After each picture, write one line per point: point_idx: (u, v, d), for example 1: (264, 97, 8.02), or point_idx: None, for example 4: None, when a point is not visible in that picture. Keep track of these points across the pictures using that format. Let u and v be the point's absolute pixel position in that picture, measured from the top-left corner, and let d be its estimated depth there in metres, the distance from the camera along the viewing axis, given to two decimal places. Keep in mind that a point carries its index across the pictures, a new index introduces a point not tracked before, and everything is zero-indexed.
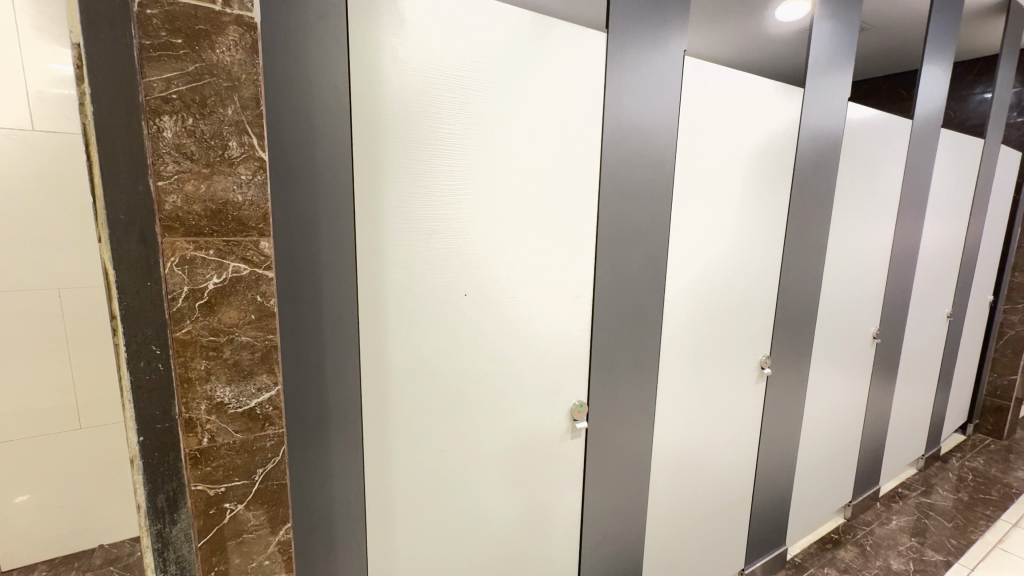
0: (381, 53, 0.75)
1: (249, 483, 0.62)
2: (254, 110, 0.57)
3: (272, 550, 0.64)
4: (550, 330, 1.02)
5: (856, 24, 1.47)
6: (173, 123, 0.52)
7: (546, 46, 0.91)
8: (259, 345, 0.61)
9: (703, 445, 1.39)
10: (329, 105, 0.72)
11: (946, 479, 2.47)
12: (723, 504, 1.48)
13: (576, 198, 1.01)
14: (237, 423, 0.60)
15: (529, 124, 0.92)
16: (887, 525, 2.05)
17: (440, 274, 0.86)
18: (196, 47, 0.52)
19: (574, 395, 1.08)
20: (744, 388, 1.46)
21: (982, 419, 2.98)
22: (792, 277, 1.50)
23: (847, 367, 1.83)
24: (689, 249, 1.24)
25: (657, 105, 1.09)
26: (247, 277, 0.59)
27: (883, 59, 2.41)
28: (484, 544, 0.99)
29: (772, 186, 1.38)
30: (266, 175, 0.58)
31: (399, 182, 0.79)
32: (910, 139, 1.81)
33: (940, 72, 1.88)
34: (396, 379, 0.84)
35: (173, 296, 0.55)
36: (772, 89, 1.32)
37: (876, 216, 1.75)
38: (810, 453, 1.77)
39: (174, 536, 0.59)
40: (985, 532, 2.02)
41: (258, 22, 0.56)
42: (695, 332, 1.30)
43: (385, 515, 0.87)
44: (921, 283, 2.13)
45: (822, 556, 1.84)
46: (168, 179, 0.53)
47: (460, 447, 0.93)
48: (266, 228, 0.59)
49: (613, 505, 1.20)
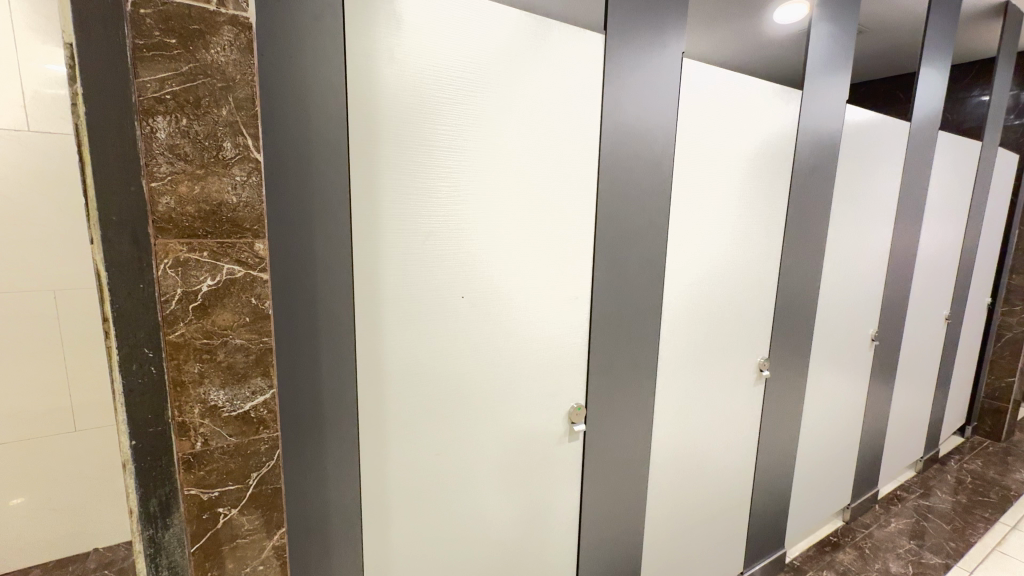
0: (379, 53, 0.74)
1: (243, 487, 0.61)
2: (249, 110, 0.56)
3: (267, 555, 0.64)
4: (549, 331, 1.02)
5: (854, 26, 1.47)
6: (167, 123, 0.52)
7: (544, 48, 0.91)
8: (254, 348, 0.60)
9: (702, 447, 1.39)
10: (325, 105, 0.72)
11: (944, 482, 2.47)
12: (722, 506, 1.48)
13: (575, 199, 1.00)
14: (231, 426, 0.60)
15: (528, 125, 0.91)
16: (886, 528, 2.05)
17: (437, 275, 0.86)
18: (190, 47, 0.52)
19: (573, 397, 1.08)
20: (743, 390, 1.46)
21: (981, 421, 2.98)
22: (791, 279, 1.50)
23: (846, 369, 1.83)
24: (688, 250, 1.24)
25: (656, 106, 1.09)
26: (242, 279, 0.59)
27: (881, 61, 2.41)
28: (482, 548, 0.99)
29: (771, 187, 1.38)
30: (261, 176, 0.58)
31: (395, 182, 0.79)
32: (908, 141, 1.81)
33: (940, 74, 1.89)
34: (393, 382, 0.84)
35: (165, 298, 0.54)
36: (771, 91, 1.32)
37: (874, 218, 1.75)
38: (809, 455, 1.76)
39: (167, 541, 0.58)
40: (984, 535, 2.02)
41: (253, 22, 0.55)
42: (694, 334, 1.30)
43: (383, 519, 0.86)
44: (920, 285, 2.13)
45: (821, 559, 1.83)
46: (161, 179, 0.52)
47: (458, 448, 0.92)
48: (261, 230, 0.59)
49: (611, 509, 1.19)
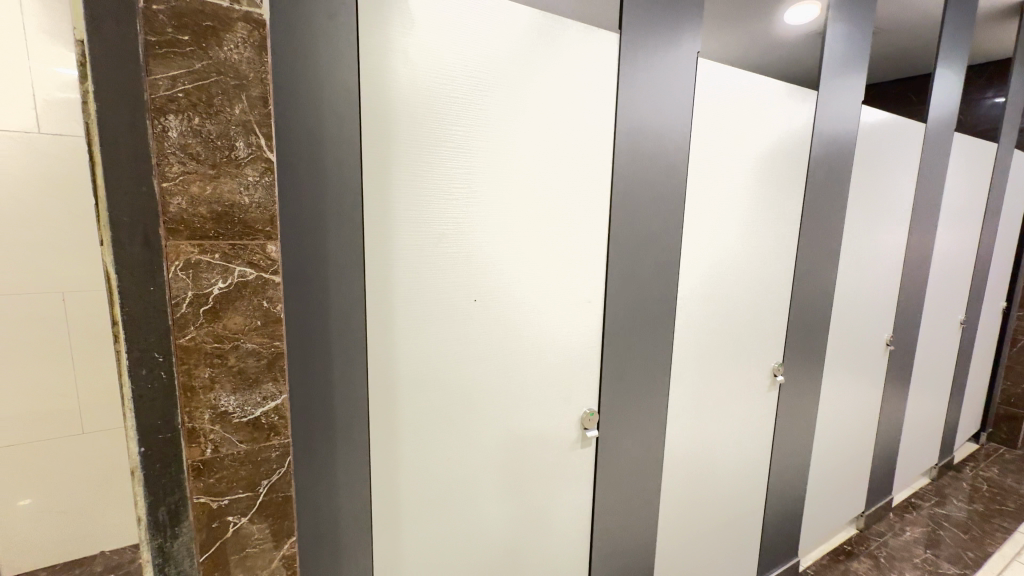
0: (391, 53, 0.73)
1: (253, 495, 0.60)
2: (262, 109, 0.55)
3: (276, 565, 0.62)
4: (560, 334, 0.99)
5: (870, 24, 1.43)
6: (178, 123, 0.50)
7: (558, 48, 0.89)
8: (265, 353, 0.59)
9: (716, 453, 1.36)
10: (338, 105, 0.71)
11: (960, 490, 2.42)
12: (735, 511, 1.44)
13: (587, 199, 0.98)
14: (241, 433, 0.58)
15: (542, 128, 0.90)
16: (901, 536, 2.01)
17: (448, 278, 0.84)
18: (202, 44, 0.50)
19: (585, 402, 1.06)
20: (756, 396, 1.42)
21: (996, 427, 2.92)
22: (806, 282, 1.47)
23: (861, 375, 1.79)
24: (701, 251, 1.21)
25: (670, 106, 1.07)
26: (254, 281, 0.57)
27: (894, 62, 2.39)
28: (491, 557, 0.96)
29: (785, 189, 1.35)
30: (274, 176, 0.57)
31: (406, 184, 0.77)
32: (923, 142, 1.77)
33: (955, 74, 1.85)
34: (403, 388, 0.82)
35: (177, 301, 0.53)
36: (786, 92, 1.29)
37: (889, 220, 1.71)
38: (823, 462, 1.73)
39: (175, 551, 0.57)
40: (1002, 545, 1.97)
41: (266, 19, 0.54)
42: (706, 338, 1.27)
43: (392, 527, 0.84)
44: (935, 289, 2.09)
45: (834, 568, 1.79)
46: (173, 180, 0.51)
47: (468, 456, 0.90)
48: (273, 231, 0.58)
49: (624, 517, 1.16)
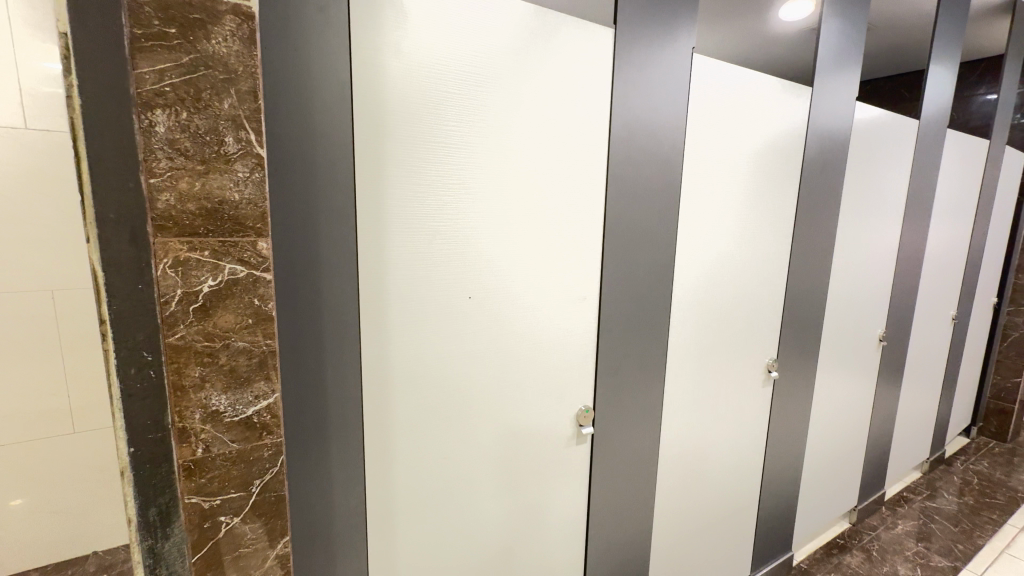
0: (384, 48, 0.72)
1: (246, 494, 0.59)
2: (251, 104, 0.54)
3: (270, 564, 0.61)
4: (555, 331, 0.99)
5: (865, 20, 1.43)
6: (165, 118, 0.49)
7: (553, 43, 0.89)
8: (257, 351, 0.58)
9: (711, 449, 1.37)
10: (330, 100, 0.70)
11: (951, 483, 2.45)
12: (730, 506, 1.45)
13: (583, 195, 0.98)
14: (233, 432, 0.57)
15: (537, 124, 0.89)
16: (893, 530, 2.03)
17: (442, 275, 0.83)
18: (190, 37, 0.49)
19: (581, 399, 1.06)
20: (750, 392, 1.43)
21: (986, 422, 2.95)
22: (800, 278, 1.47)
23: (854, 370, 1.81)
24: (696, 247, 1.21)
25: (665, 102, 1.06)
26: (245, 279, 0.56)
27: (888, 59, 2.39)
28: (487, 553, 0.96)
29: (780, 185, 1.35)
30: (264, 172, 0.56)
31: (400, 181, 0.77)
32: (916, 138, 1.78)
33: (948, 71, 1.86)
34: (397, 386, 0.81)
35: (166, 299, 0.52)
36: (780, 89, 1.29)
37: (882, 216, 1.72)
38: (816, 457, 1.74)
39: (166, 552, 0.56)
40: (992, 537, 2.00)
41: (255, 11, 0.53)
42: (701, 335, 1.27)
43: (386, 525, 0.84)
44: (927, 285, 2.11)
45: (828, 561, 1.81)
46: (160, 176, 0.50)
47: (463, 453, 0.90)
48: (264, 228, 0.57)
49: (619, 513, 1.17)
